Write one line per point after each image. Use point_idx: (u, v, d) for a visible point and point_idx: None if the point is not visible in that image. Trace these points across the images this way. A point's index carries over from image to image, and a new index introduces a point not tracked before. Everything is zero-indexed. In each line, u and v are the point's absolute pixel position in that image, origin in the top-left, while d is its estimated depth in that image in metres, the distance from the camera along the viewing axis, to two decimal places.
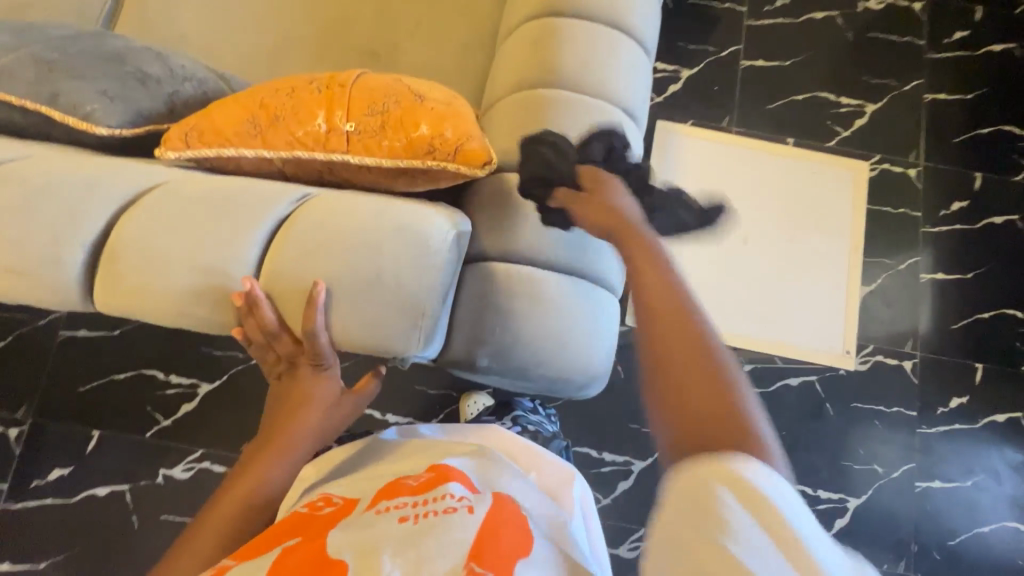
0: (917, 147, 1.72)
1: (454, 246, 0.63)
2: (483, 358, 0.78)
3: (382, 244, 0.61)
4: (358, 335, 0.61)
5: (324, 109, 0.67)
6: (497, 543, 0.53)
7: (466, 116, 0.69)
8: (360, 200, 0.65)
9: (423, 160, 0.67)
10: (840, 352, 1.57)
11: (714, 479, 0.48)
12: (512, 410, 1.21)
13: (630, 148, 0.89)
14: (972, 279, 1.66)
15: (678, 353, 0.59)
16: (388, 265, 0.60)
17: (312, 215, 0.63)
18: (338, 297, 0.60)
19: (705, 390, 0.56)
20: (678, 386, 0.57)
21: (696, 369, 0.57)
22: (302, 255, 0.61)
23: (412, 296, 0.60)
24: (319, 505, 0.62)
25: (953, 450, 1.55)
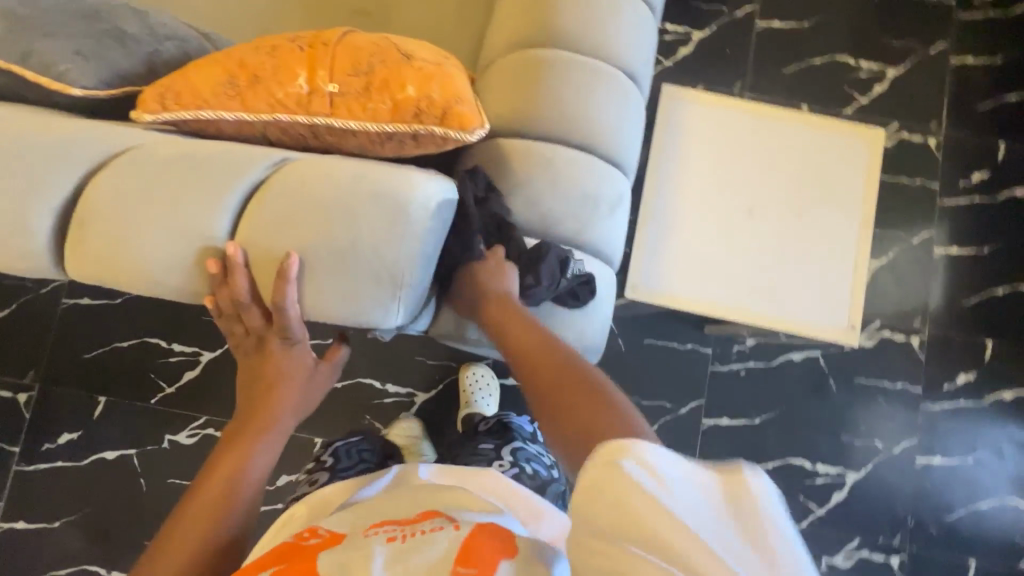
0: (939, 115, 1.65)
1: (436, 214, 0.61)
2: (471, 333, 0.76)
3: (360, 215, 0.58)
4: (336, 306, 0.60)
5: (305, 70, 0.64)
6: (483, 545, 0.56)
7: (456, 79, 0.66)
8: (335, 164, 0.63)
9: (410, 123, 0.64)
10: (845, 327, 1.48)
11: (618, 453, 0.47)
12: (512, 442, 1.13)
13: (631, 114, 0.85)
14: (987, 254, 1.61)
15: (560, 388, 0.59)
16: (364, 233, 0.58)
17: (287, 179, 0.61)
18: (312, 266, 0.59)
19: (582, 402, 0.56)
20: (560, 413, 0.57)
21: (577, 392, 0.58)
22: (275, 222, 0.60)
23: (389, 268, 0.58)
24: (306, 535, 0.63)
25: (957, 427, 1.54)
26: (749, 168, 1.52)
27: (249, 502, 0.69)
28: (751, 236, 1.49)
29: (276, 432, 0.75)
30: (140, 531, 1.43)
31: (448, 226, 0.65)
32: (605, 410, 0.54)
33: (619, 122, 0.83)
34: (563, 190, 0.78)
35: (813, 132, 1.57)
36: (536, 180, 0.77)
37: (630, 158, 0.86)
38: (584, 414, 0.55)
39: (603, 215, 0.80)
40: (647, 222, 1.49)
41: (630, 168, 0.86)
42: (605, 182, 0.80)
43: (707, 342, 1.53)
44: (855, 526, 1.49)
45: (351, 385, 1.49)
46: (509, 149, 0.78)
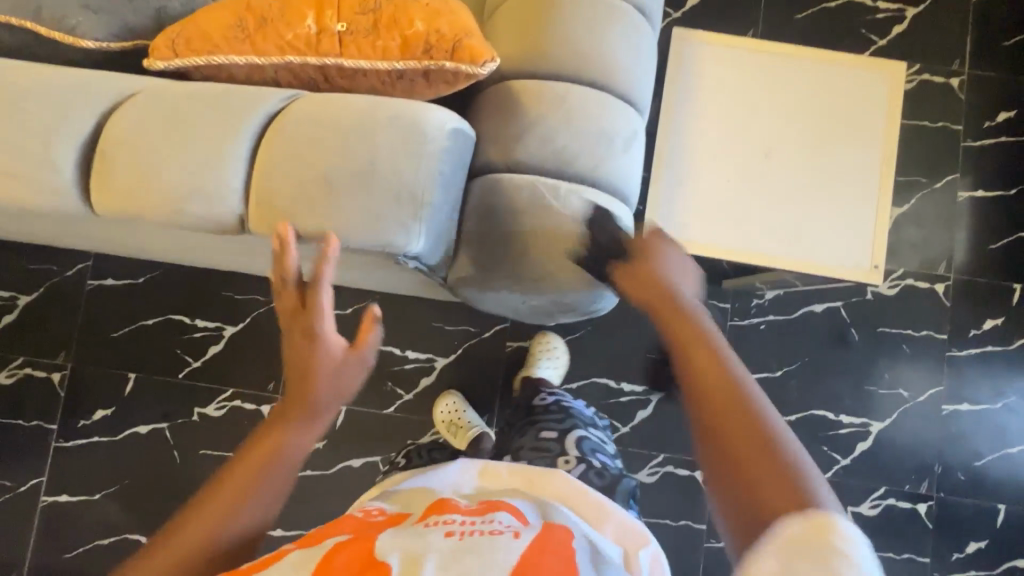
0: (962, 54, 1.59)
1: (453, 141, 0.63)
2: (493, 278, 0.74)
3: (376, 137, 0.60)
4: (352, 232, 0.60)
5: (313, 10, 0.63)
6: (542, 560, 0.48)
7: (466, 12, 0.66)
8: (350, 98, 0.64)
9: (420, 59, 0.63)
10: (869, 268, 1.47)
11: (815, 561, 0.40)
12: (574, 430, 1.02)
13: (643, 50, 0.83)
14: (1014, 196, 1.56)
15: (737, 431, 0.48)
16: (381, 153, 0.60)
17: (303, 109, 0.63)
18: (329, 191, 0.60)
19: (773, 460, 0.46)
20: (733, 458, 0.47)
21: (764, 453, 0.46)
22: (292, 148, 0.61)
23: (408, 190, 0.59)
24: (373, 513, 0.60)
25: (985, 373, 1.51)
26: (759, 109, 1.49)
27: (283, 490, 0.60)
28: (765, 179, 1.47)
29: (316, 420, 0.63)
30: (177, 501, 1.48)
31: (463, 161, 0.67)
32: (798, 480, 0.45)
33: (631, 59, 0.81)
34: (578, 130, 0.76)
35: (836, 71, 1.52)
36: (550, 118, 0.76)
37: (644, 96, 0.84)
38: (771, 484, 0.45)
39: (619, 152, 0.78)
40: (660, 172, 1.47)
41: (644, 107, 0.84)
42: (620, 118, 0.78)
43: (726, 297, 1.51)
44: (881, 475, 1.48)
45: None
46: (519, 90, 0.77)
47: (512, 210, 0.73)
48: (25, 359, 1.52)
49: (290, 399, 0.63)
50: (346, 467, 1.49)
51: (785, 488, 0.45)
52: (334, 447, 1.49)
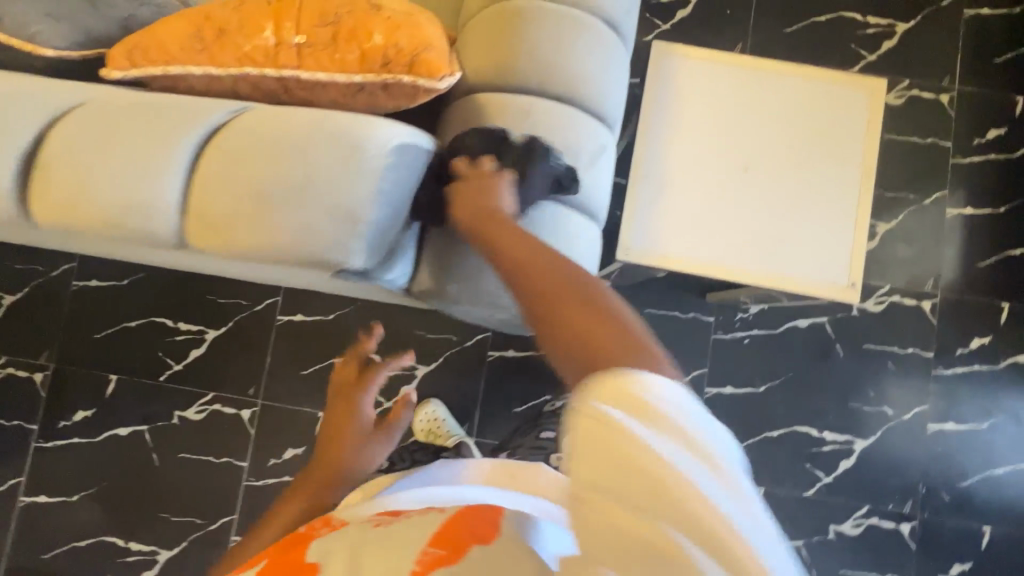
0: (952, 70, 1.58)
1: (397, 155, 0.61)
2: (451, 293, 0.74)
3: (312, 150, 0.60)
4: (293, 247, 0.59)
5: (272, 23, 0.63)
6: (463, 527, 0.51)
7: (427, 27, 0.66)
8: (295, 114, 0.64)
9: (378, 72, 0.63)
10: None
11: (611, 396, 0.42)
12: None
13: (613, 65, 0.82)
14: (1003, 213, 1.54)
15: (552, 295, 0.50)
16: (318, 167, 0.59)
17: (246, 123, 0.63)
18: (268, 207, 0.59)
19: (584, 317, 0.48)
20: (551, 331, 0.49)
21: (572, 295, 0.49)
22: (231, 164, 0.61)
23: (347, 207, 0.58)
24: (316, 527, 0.63)
25: (972, 392, 1.49)
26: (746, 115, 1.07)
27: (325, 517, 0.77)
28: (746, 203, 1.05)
29: (350, 466, 0.81)
30: (154, 504, 1.48)
31: (412, 175, 0.66)
32: (596, 306, 0.48)
33: (600, 75, 0.81)
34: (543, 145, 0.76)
35: None
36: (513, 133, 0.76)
37: (614, 111, 0.83)
38: (580, 320, 0.48)
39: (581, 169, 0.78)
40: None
41: (614, 122, 0.84)
42: (586, 134, 0.78)
43: (710, 310, 1.50)
44: (864, 493, 1.47)
45: None
46: (484, 105, 0.77)
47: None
48: (7, 358, 1.53)
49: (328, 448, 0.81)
50: None
51: (592, 317, 0.47)
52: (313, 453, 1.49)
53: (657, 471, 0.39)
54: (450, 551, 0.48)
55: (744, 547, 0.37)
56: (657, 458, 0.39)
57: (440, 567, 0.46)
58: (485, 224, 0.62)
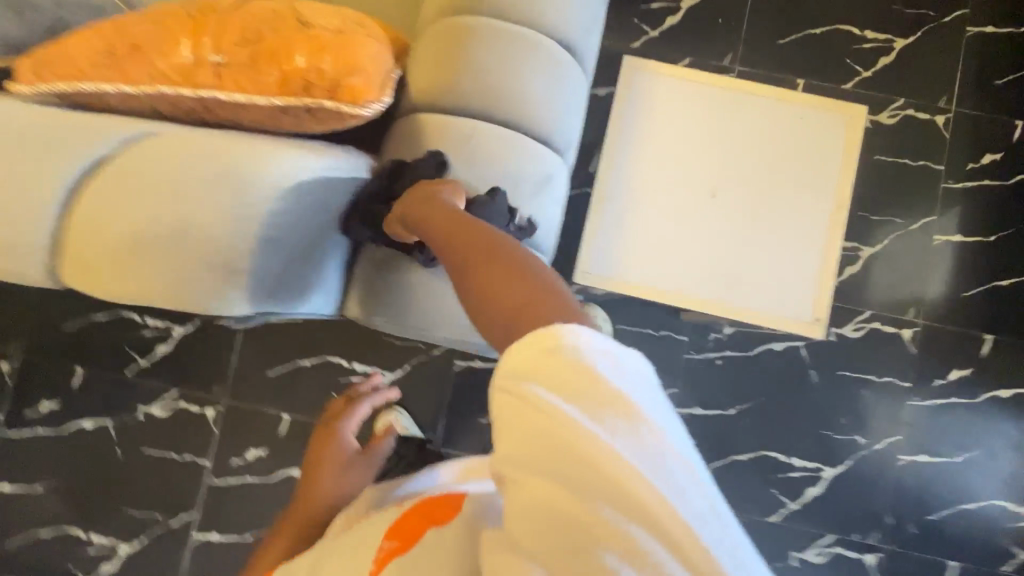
0: (949, 90, 1.52)
1: (278, 205, 0.64)
2: (380, 322, 0.74)
3: (193, 194, 0.61)
4: (173, 290, 0.63)
5: (190, 40, 0.60)
6: (413, 520, 0.59)
7: (357, 49, 0.63)
8: (184, 149, 0.64)
9: (299, 96, 0.60)
10: (810, 320, 1.47)
11: (540, 368, 0.41)
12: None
13: (567, 88, 0.79)
14: (993, 242, 1.49)
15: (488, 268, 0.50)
16: (197, 213, 0.61)
17: (130, 160, 0.64)
18: (144, 253, 0.61)
19: (520, 292, 0.47)
20: (491, 307, 0.48)
21: (500, 264, 0.50)
22: (112, 204, 0.62)
23: (223, 259, 0.61)
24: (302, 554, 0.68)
25: (948, 425, 1.46)
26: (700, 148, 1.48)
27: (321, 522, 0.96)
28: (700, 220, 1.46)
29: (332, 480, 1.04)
30: (116, 497, 1.48)
31: (302, 217, 0.67)
32: (525, 270, 0.48)
33: (552, 99, 0.77)
34: (484, 173, 0.74)
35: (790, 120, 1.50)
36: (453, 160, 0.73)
37: (565, 136, 0.80)
38: (509, 289, 0.48)
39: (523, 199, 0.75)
40: (604, 190, 1.47)
41: (565, 148, 0.81)
42: (532, 163, 0.76)
43: (683, 329, 1.47)
44: (830, 522, 1.44)
45: (320, 362, 1.49)
46: (425, 127, 0.74)
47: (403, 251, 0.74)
48: None
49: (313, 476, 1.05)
50: (286, 476, 1.47)
51: (520, 282, 0.47)
52: (276, 454, 1.48)
53: (595, 449, 0.38)
54: (400, 541, 0.55)
55: (679, 523, 0.37)
56: (595, 435, 0.38)
57: (390, 557, 0.53)
58: (429, 216, 0.62)
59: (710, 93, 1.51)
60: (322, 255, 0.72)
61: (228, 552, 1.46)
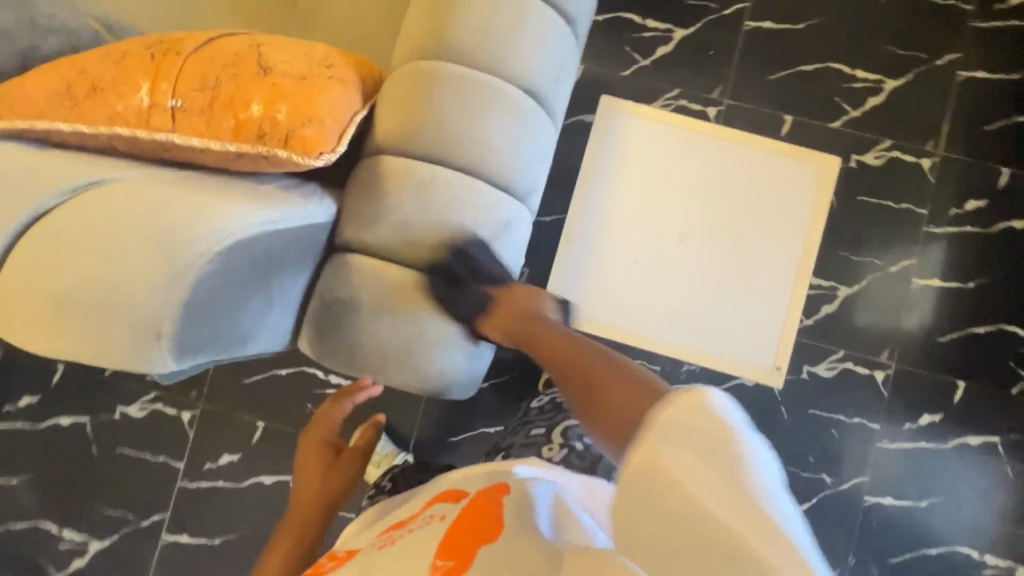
0: (937, 134, 1.52)
1: (223, 259, 0.53)
2: (331, 366, 0.76)
3: (125, 249, 0.49)
4: (97, 356, 0.50)
5: (150, 84, 0.62)
6: (464, 533, 0.53)
7: (314, 97, 0.65)
8: (122, 193, 0.54)
9: (252, 143, 0.61)
10: (770, 367, 1.47)
11: (667, 431, 0.46)
12: (563, 419, 0.90)
13: (530, 137, 0.80)
14: (972, 289, 1.49)
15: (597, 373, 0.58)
16: (126, 273, 0.49)
17: (65, 211, 0.52)
18: (62, 313, 0.48)
19: (615, 392, 0.54)
20: (597, 408, 0.55)
21: (608, 370, 0.58)
22: (30, 261, 0.49)
23: (148, 322, 0.49)
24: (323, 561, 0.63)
25: (915, 469, 1.46)
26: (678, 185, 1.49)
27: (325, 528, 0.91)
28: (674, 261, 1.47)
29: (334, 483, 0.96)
30: (90, 495, 1.50)
31: (248, 269, 0.58)
32: (628, 371, 0.56)
33: (513, 147, 0.78)
34: (441, 221, 0.75)
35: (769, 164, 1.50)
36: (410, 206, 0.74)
37: (527, 183, 0.81)
38: (619, 389, 0.54)
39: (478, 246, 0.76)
40: (578, 218, 1.48)
41: (527, 194, 0.82)
42: (489, 211, 0.77)
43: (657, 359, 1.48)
44: None
45: (296, 373, 1.51)
46: (385, 171, 0.75)
47: (352, 299, 0.73)
48: None
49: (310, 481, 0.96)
50: (257, 483, 1.49)
51: (626, 381, 0.54)
52: (249, 461, 1.50)
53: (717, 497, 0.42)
54: (456, 561, 0.49)
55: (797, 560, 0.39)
56: (701, 481, 0.43)
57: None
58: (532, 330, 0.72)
59: (693, 132, 1.51)
60: (275, 302, 0.66)
61: (197, 554, 1.48)
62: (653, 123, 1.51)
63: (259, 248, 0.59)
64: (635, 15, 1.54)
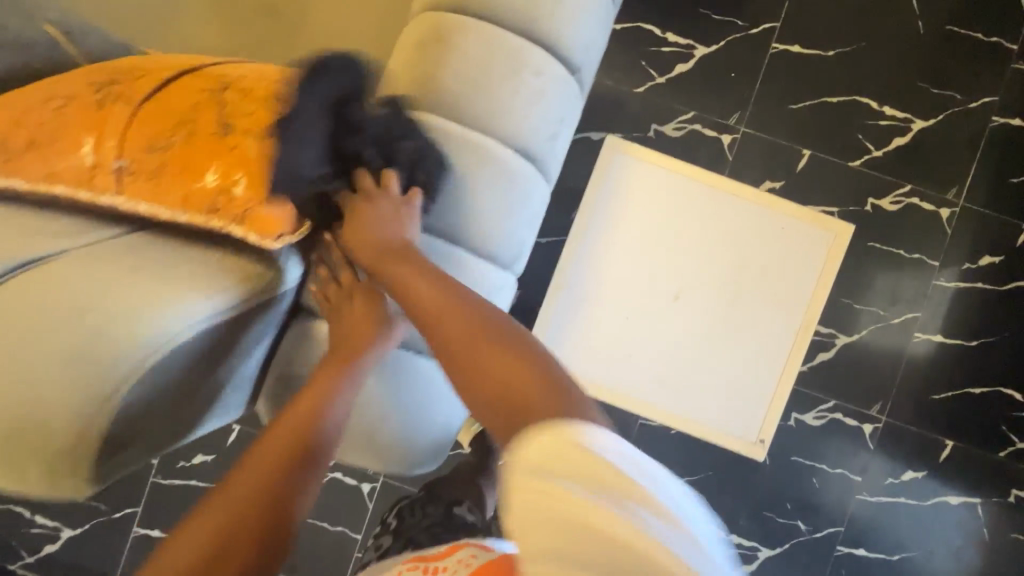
0: (961, 183, 1.43)
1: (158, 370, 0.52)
2: None
3: (36, 376, 0.47)
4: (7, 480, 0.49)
5: (94, 137, 0.56)
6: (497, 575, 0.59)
7: (280, 162, 0.59)
8: (44, 292, 0.50)
9: (205, 217, 0.55)
10: (754, 440, 1.44)
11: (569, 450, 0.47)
12: None
13: (519, 200, 0.74)
14: (974, 348, 1.44)
15: (486, 358, 0.58)
16: (35, 405, 0.47)
17: None
18: None
19: (526, 386, 0.55)
20: (484, 383, 0.57)
21: (506, 368, 0.57)
22: None
23: (61, 454, 0.48)
24: None
25: (891, 524, 1.45)
26: (679, 222, 1.42)
27: (332, 440, 0.66)
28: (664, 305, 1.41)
29: (354, 376, 0.68)
30: None
31: (177, 380, 0.56)
32: (538, 371, 0.56)
33: (496, 218, 0.72)
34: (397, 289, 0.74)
35: (771, 218, 1.43)
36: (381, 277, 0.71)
37: (512, 250, 0.76)
38: (513, 380, 0.56)
39: None
40: (574, 253, 1.42)
41: (512, 259, 0.77)
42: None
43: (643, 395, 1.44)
44: None
45: None
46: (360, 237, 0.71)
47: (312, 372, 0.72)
48: None
49: (326, 356, 0.69)
50: None
51: (515, 371, 0.56)
52: (223, 463, 1.49)
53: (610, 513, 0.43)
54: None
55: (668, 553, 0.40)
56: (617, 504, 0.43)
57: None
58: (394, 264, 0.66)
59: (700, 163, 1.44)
60: (227, 371, 0.64)
61: None
62: (660, 149, 1.44)
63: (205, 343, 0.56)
64: (655, 27, 1.43)
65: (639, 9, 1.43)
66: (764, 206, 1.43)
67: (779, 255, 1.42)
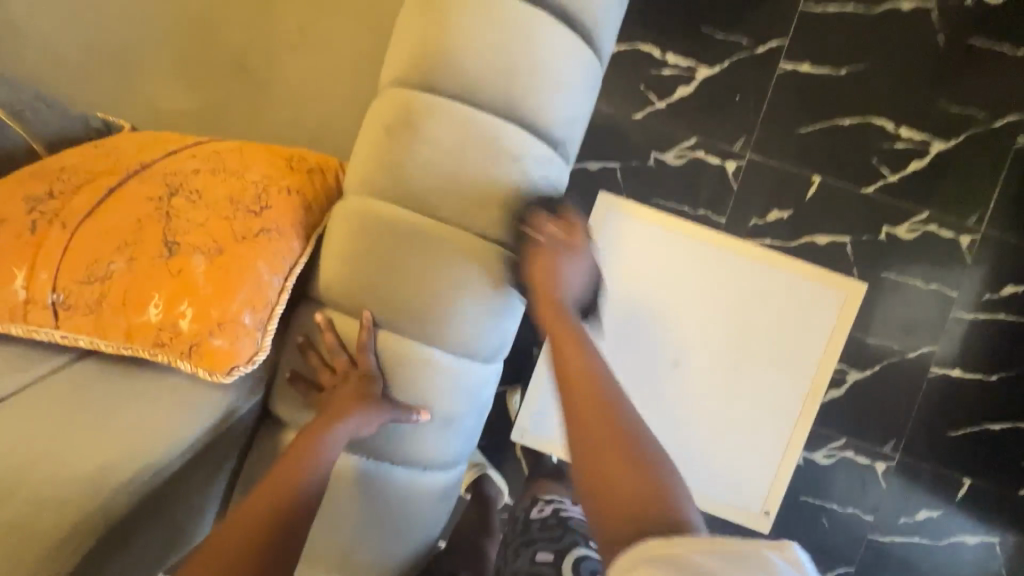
0: (984, 209, 1.35)
1: (115, 500, 0.60)
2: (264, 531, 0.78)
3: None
4: None
5: (26, 266, 0.61)
6: None
7: (229, 284, 0.61)
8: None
9: (150, 350, 0.61)
10: (758, 512, 1.38)
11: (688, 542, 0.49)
12: (575, 548, 0.89)
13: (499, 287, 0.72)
14: (995, 382, 1.37)
15: (608, 443, 0.59)
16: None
17: None
18: None
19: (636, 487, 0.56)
20: (598, 472, 0.58)
21: (623, 463, 0.58)
22: None
23: None
24: None
25: (903, 564, 1.40)
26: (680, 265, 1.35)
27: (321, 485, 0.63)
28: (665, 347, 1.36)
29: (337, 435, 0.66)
30: None
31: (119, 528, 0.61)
32: (651, 474, 0.57)
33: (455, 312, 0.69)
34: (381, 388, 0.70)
35: (774, 279, 1.35)
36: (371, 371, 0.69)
37: (493, 343, 0.73)
38: (622, 482, 0.57)
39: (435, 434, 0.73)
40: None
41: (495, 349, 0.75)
42: (451, 400, 0.72)
43: None
44: None
45: None
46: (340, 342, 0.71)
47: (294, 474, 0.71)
48: None
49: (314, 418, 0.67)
50: None
51: (627, 470, 0.57)
52: None
53: None
54: None
55: None
56: None
57: None
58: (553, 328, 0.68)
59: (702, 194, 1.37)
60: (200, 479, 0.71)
61: None
62: (660, 180, 1.37)
63: (156, 473, 0.62)
64: (654, 48, 1.35)
65: (637, 30, 1.35)
66: (768, 266, 1.35)
67: (786, 318, 1.35)
